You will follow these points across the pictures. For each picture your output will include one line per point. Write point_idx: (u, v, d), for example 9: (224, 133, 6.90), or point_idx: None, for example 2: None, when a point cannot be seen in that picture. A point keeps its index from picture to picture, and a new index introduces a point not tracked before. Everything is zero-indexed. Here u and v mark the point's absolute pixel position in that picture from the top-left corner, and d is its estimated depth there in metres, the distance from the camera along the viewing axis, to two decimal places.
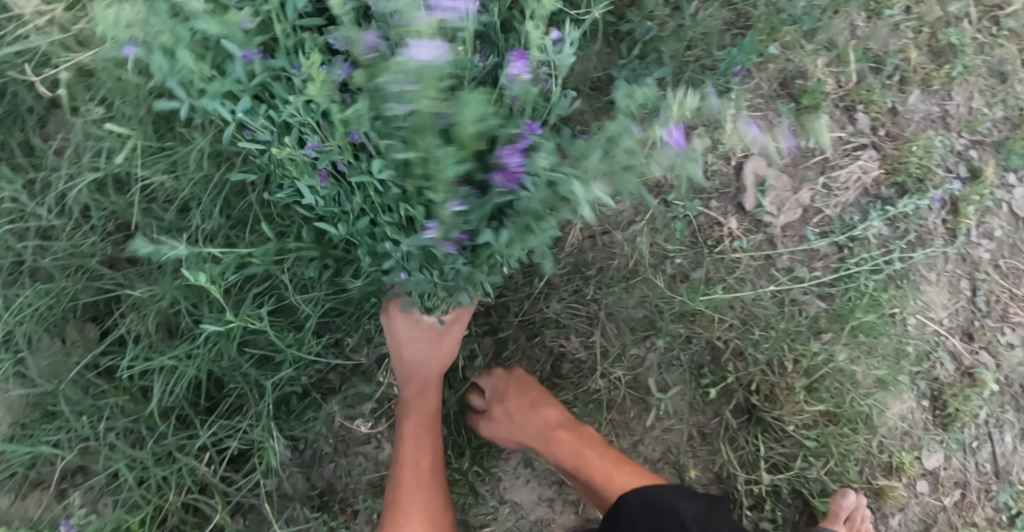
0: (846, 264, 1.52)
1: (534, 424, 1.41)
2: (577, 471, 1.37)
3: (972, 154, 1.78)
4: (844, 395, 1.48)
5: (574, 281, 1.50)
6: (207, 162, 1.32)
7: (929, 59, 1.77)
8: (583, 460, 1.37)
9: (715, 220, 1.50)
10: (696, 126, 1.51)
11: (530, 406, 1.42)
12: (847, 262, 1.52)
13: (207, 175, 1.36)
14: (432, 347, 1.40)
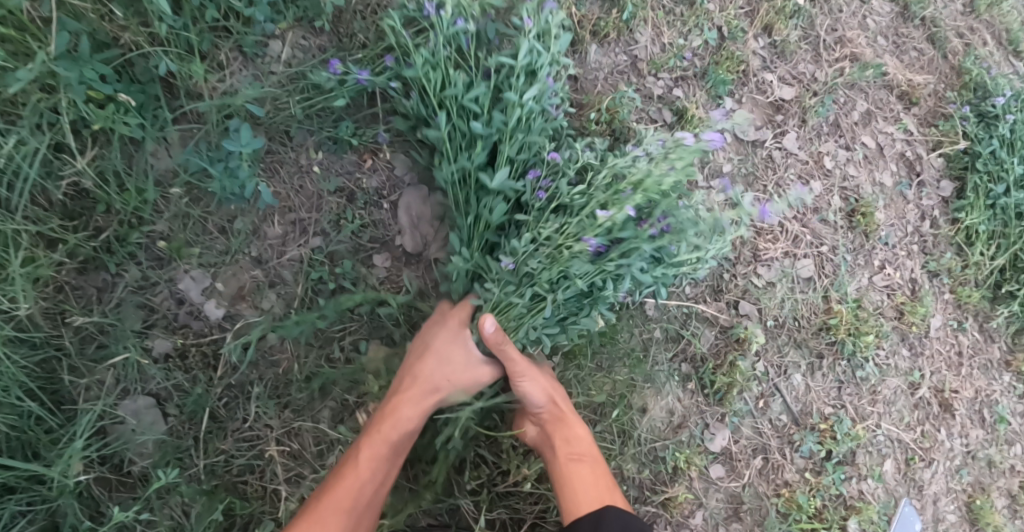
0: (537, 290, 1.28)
1: (552, 414, 1.32)
2: (560, 473, 1.29)
3: (677, 93, 1.66)
4: None
5: (238, 406, 1.30)
6: None
7: (597, 8, 1.60)
8: (573, 465, 1.29)
9: (378, 280, 1.38)
10: (325, 182, 1.36)
11: (544, 391, 1.31)
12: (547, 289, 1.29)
13: None
14: (463, 369, 1.27)
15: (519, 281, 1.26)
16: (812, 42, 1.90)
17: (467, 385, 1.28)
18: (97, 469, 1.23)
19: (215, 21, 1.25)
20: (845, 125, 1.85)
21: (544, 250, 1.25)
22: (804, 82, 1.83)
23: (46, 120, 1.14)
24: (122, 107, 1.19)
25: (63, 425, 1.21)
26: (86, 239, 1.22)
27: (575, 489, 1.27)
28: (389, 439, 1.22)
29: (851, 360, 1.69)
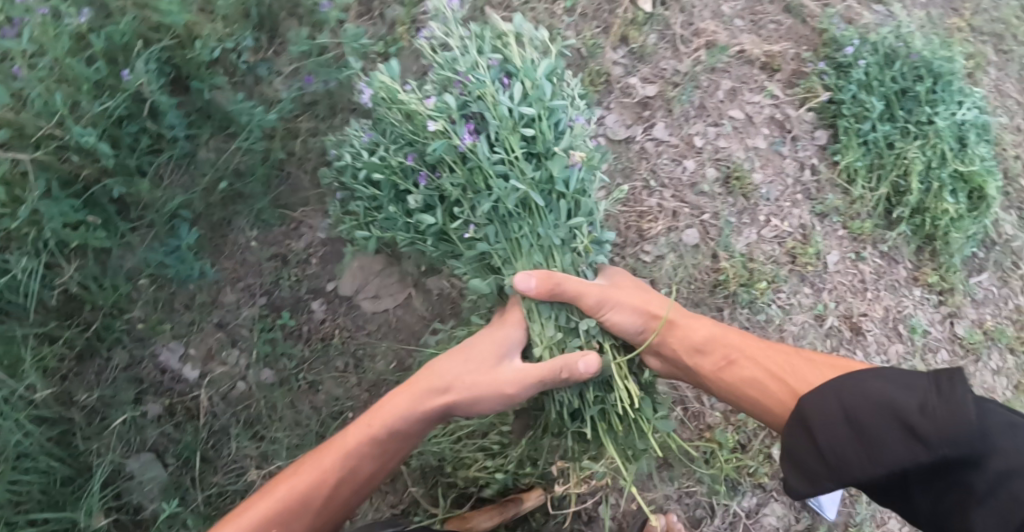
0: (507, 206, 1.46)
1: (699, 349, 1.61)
2: (790, 374, 1.51)
3: None
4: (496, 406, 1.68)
5: (223, 444, 1.61)
6: None
7: None
8: (795, 369, 1.52)
9: (318, 321, 1.67)
10: (262, 252, 1.68)
11: (631, 310, 1.56)
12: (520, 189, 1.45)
13: None
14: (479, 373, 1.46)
15: (502, 213, 1.48)
16: (670, 40, 2.16)
17: (487, 396, 1.45)
18: (115, 515, 1.53)
19: (150, 145, 1.56)
20: (711, 105, 2.10)
21: (474, 183, 1.47)
22: (666, 77, 2.09)
23: (37, 246, 1.44)
24: (87, 228, 1.50)
25: (84, 483, 1.52)
26: (80, 332, 1.54)
27: (763, 391, 1.54)
28: (380, 435, 1.44)
29: (749, 307, 1.92)
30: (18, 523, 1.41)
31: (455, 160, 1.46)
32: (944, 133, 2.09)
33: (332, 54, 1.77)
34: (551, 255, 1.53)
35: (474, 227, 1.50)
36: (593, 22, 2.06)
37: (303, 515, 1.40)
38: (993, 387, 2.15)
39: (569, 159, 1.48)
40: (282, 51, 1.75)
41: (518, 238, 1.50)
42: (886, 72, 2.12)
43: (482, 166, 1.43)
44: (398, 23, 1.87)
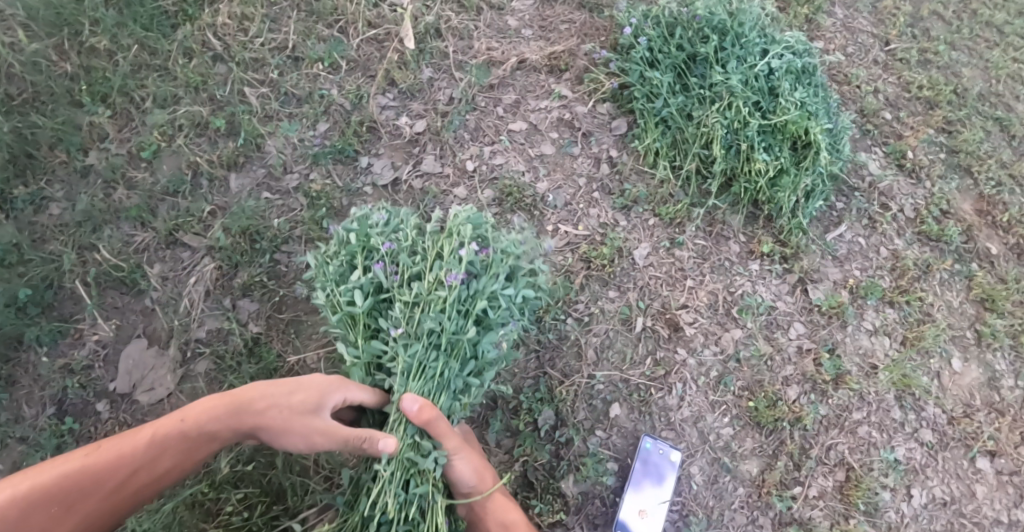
0: (455, 338, 1.54)
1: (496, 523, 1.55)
2: None
3: (312, 177, 1.96)
4: (269, 477, 1.65)
5: None
6: None
7: (226, 143, 1.98)
8: None
9: (99, 419, 1.78)
10: (50, 366, 1.80)
11: (473, 471, 1.53)
12: (463, 343, 1.56)
13: None
14: (302, 403, 1.47)
15: (428, 342, 1.54)
16: (447, 68, 2.13)
17: (298, 432, 1.47)
18: None
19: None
20: (489, 126, 2.04)
21: (423, 310, 1.55)
22: (437, 107, 2.06)
23: None
24: None
25: None
26: None
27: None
28: (188, 437, 1.43)
29: (537, 327, 1.79)
30: None
31: (432, 282, 1.55)
32: (746, 89, 1.90)
33: (96, 171, 1.92)
34: (442, 390, 1.59)
35: (402, 333, 1.53)
36: (358, 75, 2.10)
37: (85, 501, 1.35)
38: (873, 351, 1.86)
39: (500, 344, 1.62)
40: (53, 179, 1.90)
41: (430, 372, 1.55)
42: (670, 43, 1.99)
43: (450, 297, 1.53)
44: (155, 127, 1.96)
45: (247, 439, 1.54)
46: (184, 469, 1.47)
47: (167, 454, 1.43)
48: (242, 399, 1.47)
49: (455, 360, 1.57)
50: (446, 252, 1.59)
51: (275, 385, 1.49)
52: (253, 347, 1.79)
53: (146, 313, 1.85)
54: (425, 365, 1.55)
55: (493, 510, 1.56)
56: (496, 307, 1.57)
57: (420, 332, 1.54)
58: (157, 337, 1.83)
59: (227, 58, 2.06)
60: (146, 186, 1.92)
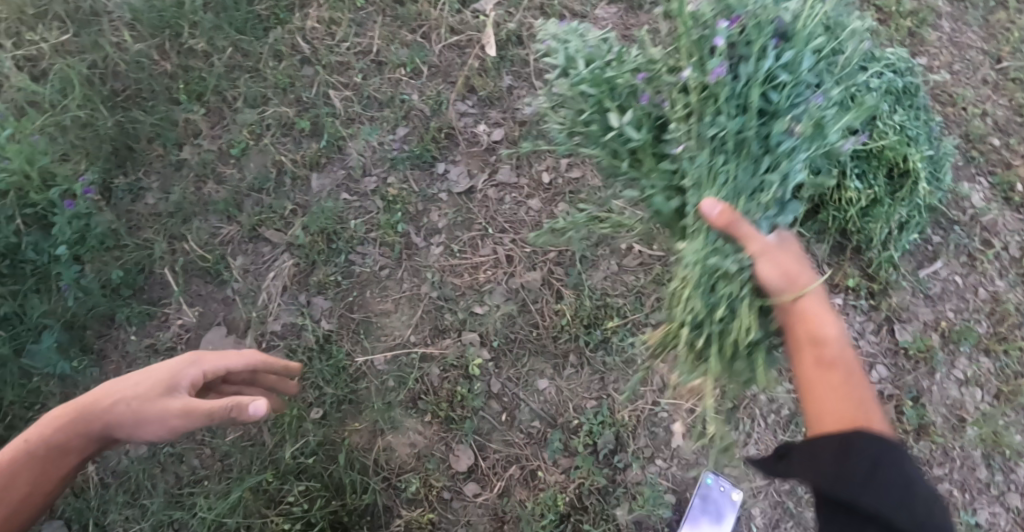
0: (715, 162, 1.38)
1: (804, 340, 1.23)
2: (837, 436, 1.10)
3: (389, 181, 1.98)
4: (335, 468, 1.67)
5: (106, 511, 1.83)
6: None
7: (313, 143, 2.06)
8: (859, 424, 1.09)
9: None
10: (138, 344, 1.91)
11: (782, 274, 1.29)
12: (720, 159, 1.39)
13: None
14: (152, 386, 1.32)
15: (746, 111, 1.39)
16: (526, 78, 2.17)
17: (153, 423, 1.29)
18: None
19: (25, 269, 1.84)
20: (568, 137, 2.02)
21: (683, 123, 1.41)
22: (516, 117, 2.08)
23: None
24: None
25: None
26: None
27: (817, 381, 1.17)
28: (29, 460, 1.26)
29: (603, 348, 1.76)
30: None
31: (697, 82, 1.38)
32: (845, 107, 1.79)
33: (190, 164, 2.03)
34: (737, 196, 1.42)
35: (682, 148, 1.39)
36: (440, 80, 2.14)
37: None
38: (962, 403, 1.74)
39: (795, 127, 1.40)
40: (150, 170, 2.02)
41: (741, 156, 1.41)
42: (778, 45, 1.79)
43: (717, 96, 1.35)
44: (246, 126, 2.06)
45: (107, 448, 1.37)
46: (35, 501, 1.29)
47: (12, 487, 1.25)
48: (85, 405, 1.30)
49: (743, 161, 1.42)
50: (691, 51, 1.41)
51: (115, 384, 1.33)
52: (324, 344, 1.79)
53: (226, 303, 1.91)
54: (716, 171, 1.40)
55: (807, 326, 1.23)
56: (780, 89, 1.39)
57: (747, 92, 1.38)
58: (235, 326, 1.88)
59: (314, 61, 2.15)
60: (233, 182, 2.01)
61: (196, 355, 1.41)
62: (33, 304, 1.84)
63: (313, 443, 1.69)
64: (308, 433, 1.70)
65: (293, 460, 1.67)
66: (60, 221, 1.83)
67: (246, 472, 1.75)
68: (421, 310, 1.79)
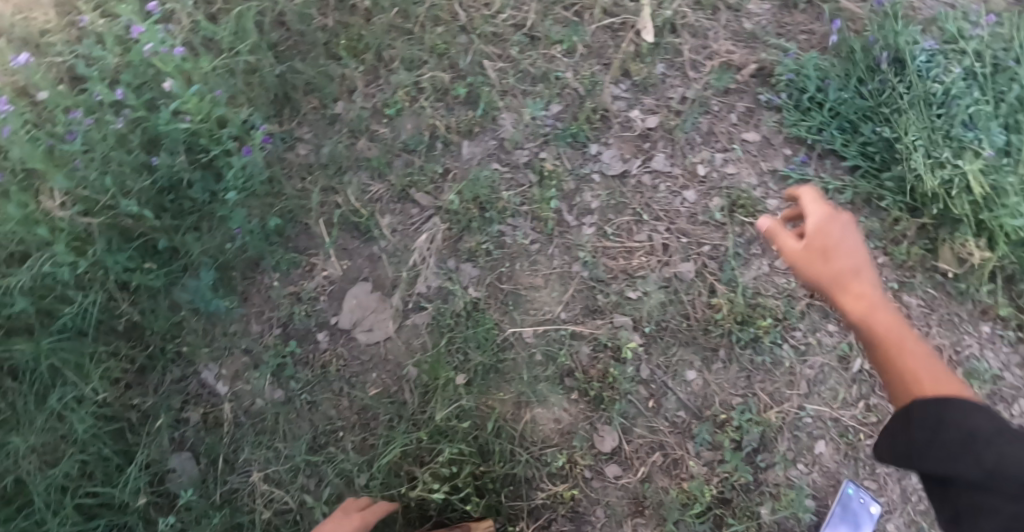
0: (932, 132, 1.85)
1: (824, 273, 1.16)
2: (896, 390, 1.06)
3: (541, 156, 2.00)
4: (483, 434, 1.69)
5: (239, 450, 1.87)
6: None
7: (466, 111, 2.06)
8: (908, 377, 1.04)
9: (319, 349, 1.88)
10: (281, 291, 1.94)
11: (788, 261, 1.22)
12: (935, 132, 1.85)
13: None
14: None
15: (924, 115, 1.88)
16: (680, 67, 2.13)
17: None
18: (151, 498, 1.86)
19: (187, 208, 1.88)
20: (722, 133, 2.01)
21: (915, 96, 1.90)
22: (670, 106, 2.06)
23: (102, 282, 1.82)
24: (144, 269, 1.85)
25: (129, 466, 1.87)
26: (141, 351, 1.91)
27: (874, 311, 1.12)
28: None
29: (753, 347, 1.77)
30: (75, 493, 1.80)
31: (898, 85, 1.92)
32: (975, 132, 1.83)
33: (343, 120, 2.04)
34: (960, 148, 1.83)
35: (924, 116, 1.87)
36: (594, 61, 2.13)
37: None
38: None
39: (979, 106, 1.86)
40: (303, 121, 2.03)
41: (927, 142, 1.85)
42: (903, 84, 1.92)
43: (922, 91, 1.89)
44: (400, 86, 2.06)
45: None
46: None
47: None
48: None
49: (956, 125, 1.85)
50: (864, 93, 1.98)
51: None
52: (472, 311, 1.81)
53: (372, 260, 1.93)
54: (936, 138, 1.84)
55: (845, 246, 1.18)
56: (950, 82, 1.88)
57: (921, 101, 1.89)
58: (381, 284, 1.90)
59: (470, 29, 2.14)
60: (386, 141, 2.02)
61: (363, 516, 1.48)
62: (190, 241, 1.88)
63: (464, 405, 1.71)
64: (460, 395, 1.73)
65: (445, 420, 1.70)
66: (236, 164, 1.84)
67: (384, 428, 1.78)
68: (572, 288, 1.82)
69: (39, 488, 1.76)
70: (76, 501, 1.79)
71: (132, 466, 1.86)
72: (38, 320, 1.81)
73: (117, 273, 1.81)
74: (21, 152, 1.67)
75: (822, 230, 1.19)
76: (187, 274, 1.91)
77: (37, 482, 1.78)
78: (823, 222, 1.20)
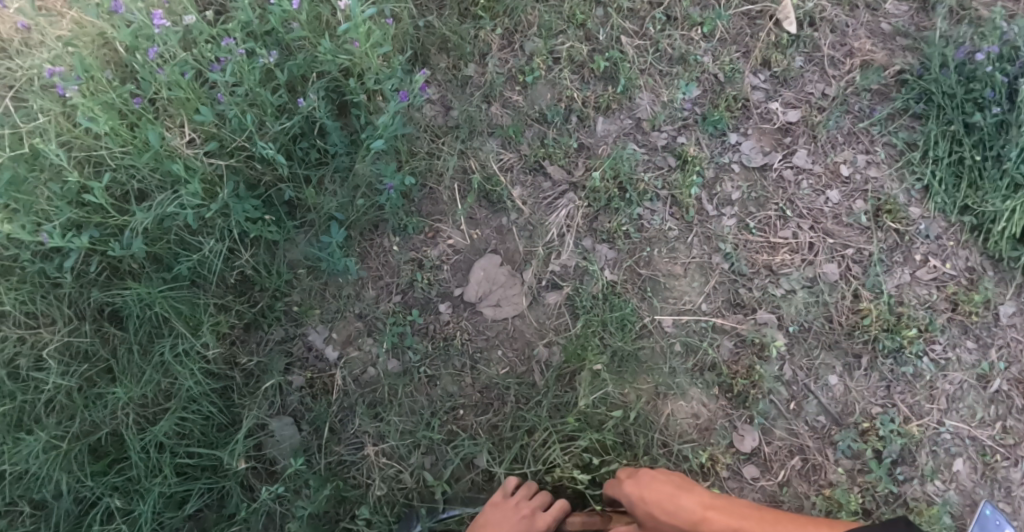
0: None
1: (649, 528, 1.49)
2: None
3: (680, 141, 1.93)
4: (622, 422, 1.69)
5: (348, 419, 1.79)
6: (38, 443, 1.62)
7: (602, 87, 1.98)
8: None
9: (442, 321, 1.81)
10: (401, 256, 1.86)
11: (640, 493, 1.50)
12: None
13: (84, 419, 1.68)
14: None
15: None
16: (819, 62, 2.04)
17: None
18: (253, 463, 1.76)
19: (317, 159, 1.79)
20: (867, 133, 1.93)
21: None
22: (812, 102, 1.98)
23: (224, 233, 1.72)
24: (269, 222, 1.76)
25: (232, 427, 1.77)
26: (249, 308, 1.82)
27: (714, 527, 1.46)
28: None
29: (893, 357, 1.73)
30: (179, 452, 1.70)
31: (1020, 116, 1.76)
32: None
33: (475, 84, 1.95)
34: None
35: None
36: (734, 46, 2.03)
37: None
38: None
39: None
40: (432, 81, 1.94)
41: None
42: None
43: None
44: (535, 55, 1.97)
45: None
46: None
47: None
48: None
49: None
50: (983, 118, 1.81)
51: None
52: (609, 295, 1.78)
53: (501, 232, 1.86)
54: None
55: (662, 496, 1.49)
56: None
57: None
58: (511, 258, 1.84)
59: (607, 2, 2.04)
60: (520, 109, 1.94)
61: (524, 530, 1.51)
62: (316, 198, 1.79)
63: (604, 391, 1.70)
64: (602, 382, 1.70)
65: (588, 408, 1.68)
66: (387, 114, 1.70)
67: (513, 409, 1.73)
68: (713, 280, 1.79)
69: (140, 443, 1.65)
70: (178, 459, 1.69)
71: (235, 428, 1.76)
72: (152, 268, 1.72)
73: (242, 225, 1.72)
74: (165, 76, 1.52)
75: (650, 482, 1.51)
76: (310, 231, 1.83)
77: (135, 440, 1.67)
78: (644, 493, 1.49)
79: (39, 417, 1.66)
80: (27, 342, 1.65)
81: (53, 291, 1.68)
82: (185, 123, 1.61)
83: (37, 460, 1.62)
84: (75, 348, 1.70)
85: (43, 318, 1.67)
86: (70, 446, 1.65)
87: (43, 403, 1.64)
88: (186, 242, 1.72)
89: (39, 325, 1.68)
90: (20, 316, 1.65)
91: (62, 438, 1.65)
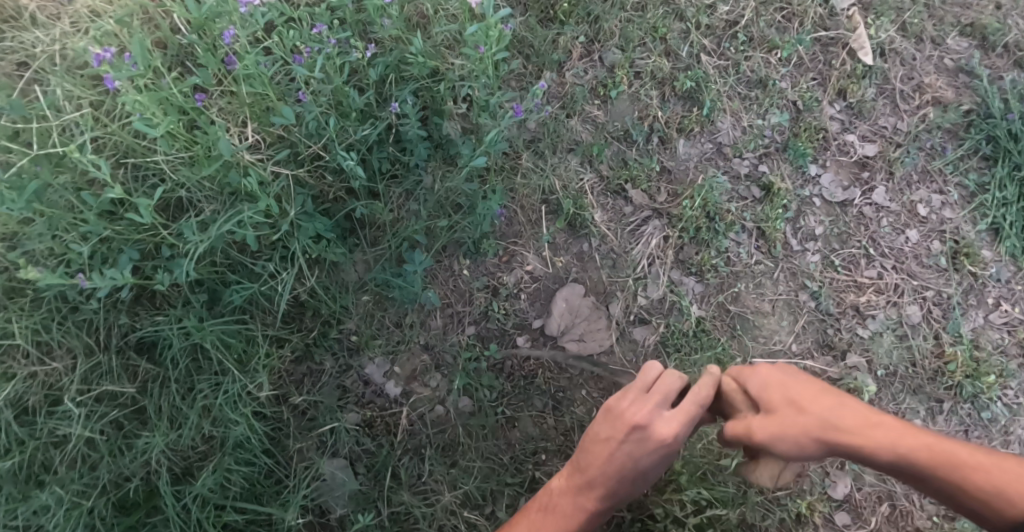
0: None
1: (801, 423, 1.24)
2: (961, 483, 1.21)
3: (762, 169, 1.84)
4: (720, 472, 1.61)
5: (414, 464, 1.61)
6: (58, 500, 1.35)
7: (681, 107, 1.86)
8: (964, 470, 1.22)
9: (522, 357, 1.64)
10: (473, 281, 1.67)
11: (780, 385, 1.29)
12: None
13: (108, 469, 1.41)
14: (607, 467, 1.36)
15: None
16: (890, 95, 1.99)
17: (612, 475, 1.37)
18: (307, 515, 1.55)
19: (389, 171, 1.58)
20: (938, 172, 1.92)
21: None
22: (887, 136, 1.95)
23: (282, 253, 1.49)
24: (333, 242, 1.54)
25: (282, 473, 1.55)
26: (301, 338, 1.59)
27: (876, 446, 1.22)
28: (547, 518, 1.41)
29: (972, 402, 1.73)
30: (225, 506, 1.46)
31: None
32: None
33: (554, 94, 1.80)
34: None
35: None
36: (810, 73, 1.96)
37: None
38: None
39: None
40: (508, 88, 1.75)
41: None
42: None
43: None
44: (616, 67, 1.83)
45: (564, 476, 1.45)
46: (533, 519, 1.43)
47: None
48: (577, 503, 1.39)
49: None
50: None
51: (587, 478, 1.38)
52: (699, 333, 1.68)
53: (583, 259, 1.71)
54: None
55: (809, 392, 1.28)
56: None
57: None
58: (596, 288, 1.70)
59: (685, 16, 1.92)
60: (600, 123, 1.80)
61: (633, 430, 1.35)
62: (390, 216, 1.58)
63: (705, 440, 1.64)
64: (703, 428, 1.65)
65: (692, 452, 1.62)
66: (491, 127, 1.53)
67: None
68: (803, 319, 1.74)
69: (183, 499, 1.40)
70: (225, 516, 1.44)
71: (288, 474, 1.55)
72: (192, 290, 1.46)
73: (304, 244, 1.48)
74: (244, 69, 1.29)
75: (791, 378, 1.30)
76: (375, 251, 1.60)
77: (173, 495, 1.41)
78: (786, 384, 1.29)
79: (55, 468, 1.39)
80: (43, 378, 1.39)
81: (72, 316, 1.40)
82: (250, 126, 1.38)
83: (55, 522, 1.35)
84: (98, 384, 1.43)
85: (61, 351, 1.40)
86: (93, 503, 1.39)
87: (63, 452, 1.37)
88: (237, 263, 1.48)
89: (54, 358, 1.40)
90: (36, 347, 1.39)
91: (86, 493, 1.38)
